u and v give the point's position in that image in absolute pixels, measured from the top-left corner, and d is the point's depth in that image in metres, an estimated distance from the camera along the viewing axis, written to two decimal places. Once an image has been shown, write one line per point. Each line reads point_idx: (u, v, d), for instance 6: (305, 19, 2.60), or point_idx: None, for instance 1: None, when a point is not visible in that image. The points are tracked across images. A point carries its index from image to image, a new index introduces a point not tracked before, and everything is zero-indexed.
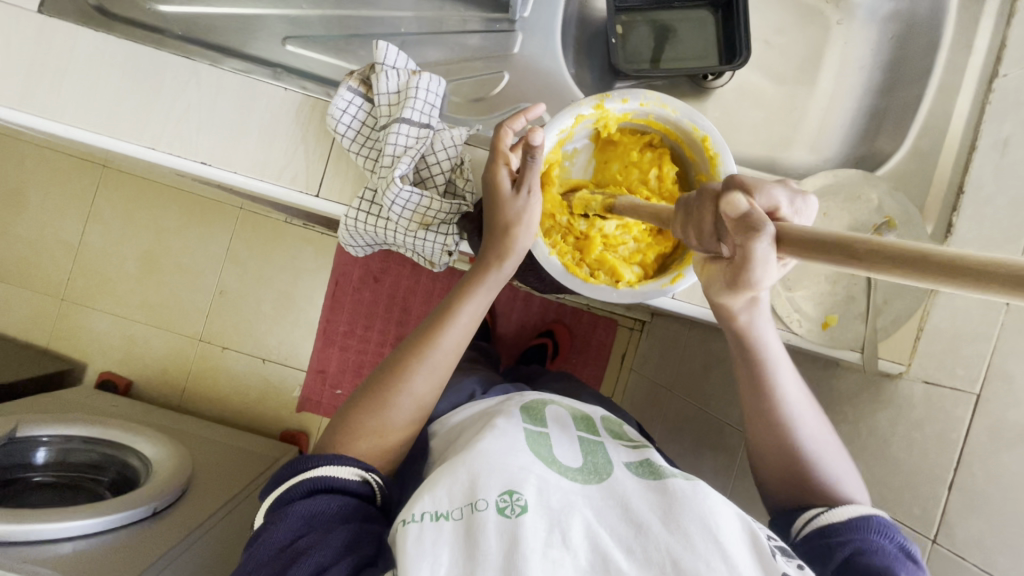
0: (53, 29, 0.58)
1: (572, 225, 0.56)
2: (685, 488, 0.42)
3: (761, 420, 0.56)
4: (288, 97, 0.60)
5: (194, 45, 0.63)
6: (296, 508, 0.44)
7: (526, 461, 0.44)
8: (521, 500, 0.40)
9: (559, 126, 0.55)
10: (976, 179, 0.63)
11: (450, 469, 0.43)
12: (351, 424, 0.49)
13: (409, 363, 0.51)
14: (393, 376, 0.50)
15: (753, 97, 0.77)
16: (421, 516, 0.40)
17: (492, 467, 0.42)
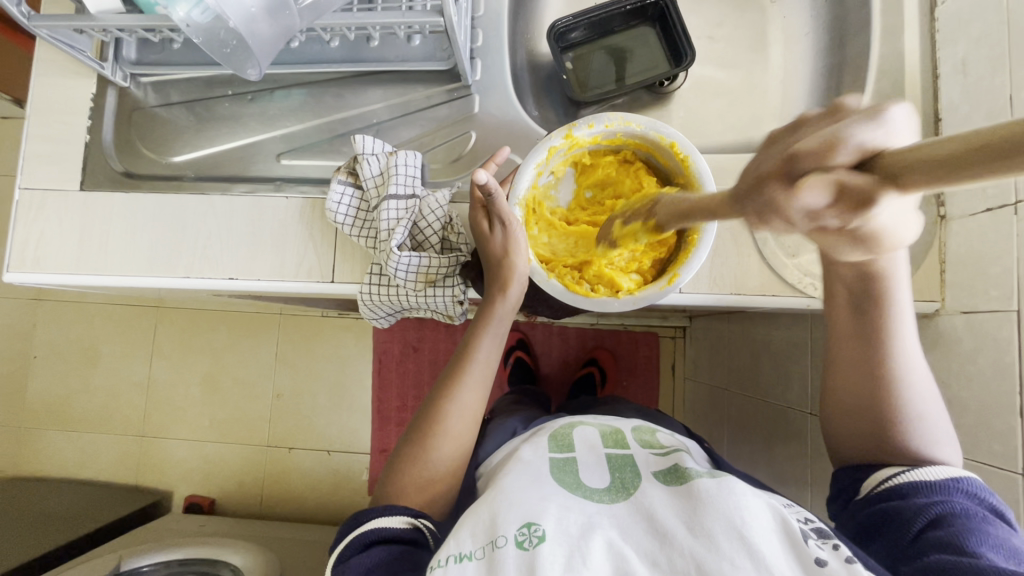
0: (94, 201, 0.69)
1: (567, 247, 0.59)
2: (710, 488, 0.44)
3: (866, 357, 0.53)
4: (291, 203, 0.68)
5: (207, 181, 0.71)
6: (356, 561, 0.47)
7: (547, 491, 0.46)
8: (539, 531, 0.41)
9: (533, 161, 0.57)
10: (948, 104, 0.63)
11: (474, 512, 0.45)
12: (398, 472, 0.53)
13: (441, 405, 0.54)
14: (428, 421, 0.54)
15: (711, 88, 0.81)
16: (445, 560, 0.42)
17: (511, 504, 0.44)
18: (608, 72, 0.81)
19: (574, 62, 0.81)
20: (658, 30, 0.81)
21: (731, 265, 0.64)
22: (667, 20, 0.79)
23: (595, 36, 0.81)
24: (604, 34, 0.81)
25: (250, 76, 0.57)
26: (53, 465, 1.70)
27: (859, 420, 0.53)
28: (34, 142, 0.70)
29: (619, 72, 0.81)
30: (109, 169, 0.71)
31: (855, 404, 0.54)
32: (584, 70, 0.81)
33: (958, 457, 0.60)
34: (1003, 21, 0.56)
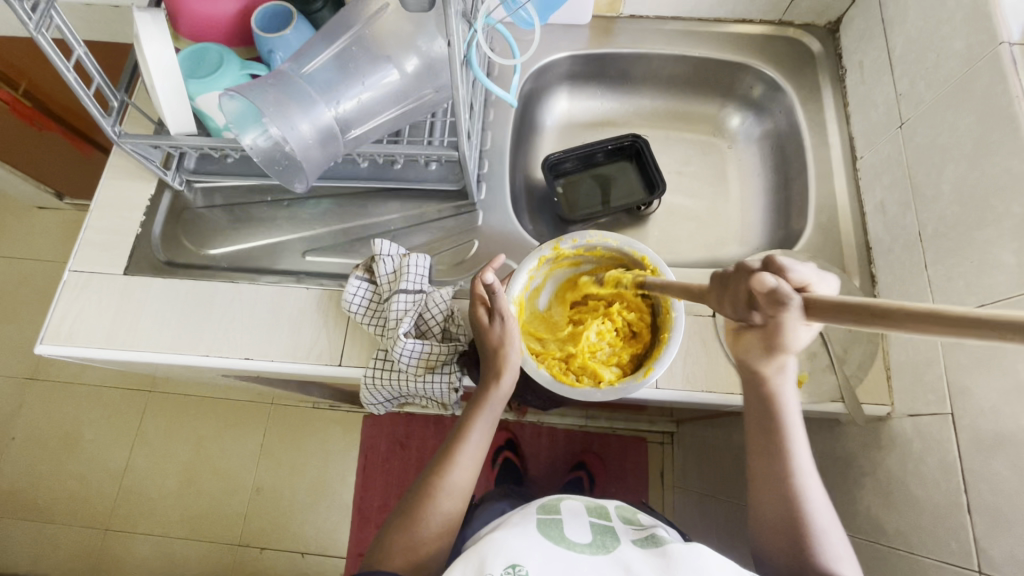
0: (134, 284, 0.78)
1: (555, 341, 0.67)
2: (682, 548, 0.49)
3: (775, 470, 0.61)
4: (310, 294, 0.77)
5: (237, 271, 0.81)
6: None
7: (532, 540, 0.51)
8: (524, 571, 0.47)
9: (525, 268, 0.66)
10: (875, 236, 0.75)
11: (464, 556, 0.50)
12: (386, 543, 0.56)
13: (432, 483, 0.59)
14: (420, 496, 0.58)
15: (681, 214, 0.95)
16: None
17: (499, 547, 0.49)
18: (594, 196, 0.95)
19: (565, 188, 0.96)
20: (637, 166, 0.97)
21: (701, 364, 0.71)
22: (642, 159, 0.95)
23: (583, 168, 0.97)
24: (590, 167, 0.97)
25: (293, 187, 0.69)
26: (4, 559, 1.59)
27: (780, 525, 0.59)
28: (91, 231, 0.80)
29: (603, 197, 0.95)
30: (153, 258, 0.80)
31: (780, 513, 0.59)
32: (573, 196, 0.95)
33: (922, 557, 0.62)
34: (906, 175, 0.70)
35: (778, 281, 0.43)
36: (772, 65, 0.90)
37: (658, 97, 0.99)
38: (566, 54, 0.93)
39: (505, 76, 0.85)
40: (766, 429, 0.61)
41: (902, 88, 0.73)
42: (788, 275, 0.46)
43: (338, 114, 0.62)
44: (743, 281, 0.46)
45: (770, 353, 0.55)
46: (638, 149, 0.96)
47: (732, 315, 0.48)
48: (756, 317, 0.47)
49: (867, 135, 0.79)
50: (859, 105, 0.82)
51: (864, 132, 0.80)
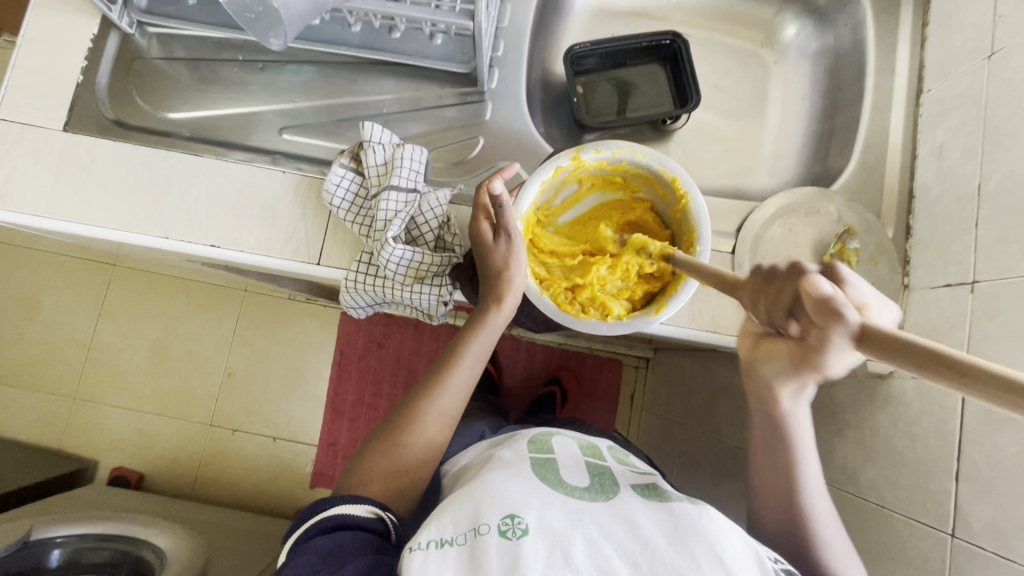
0: (77, 145, 0.66)
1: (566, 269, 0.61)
2: (691, 512, 0.46)
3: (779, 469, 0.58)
4: (286, 179, 0.67)
5: (201, 143, 0.69)
6: (315, 542, 0.48)
7: (529, 488, 0.47)
8: (522, 523, 0.43)
9: (539, 178, 0.59)
10: (923, 184, 0.68)
11: (456, 500, 0.47)
12: (365, 465, 0.54)
13: (418, 408, 0.56)
14: (405, 420, 0.55)
15: (710, 134, 0.85)
16: (427, 544, 0.44)
17: (494, 496, 0.46)
18: (616, 103, 0.84)
19: (585, 87, 0.84)
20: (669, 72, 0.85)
21: (710, 304, 0.66)
22: (678, 63, 0.83)
23: (608, 66, 0.84)
24: (617, 67, 0.85)
25: (268, 46, 0.56)
26: None
27: (776, 489, 0.58)
28: (20, 73, 0.66)
29: (627, 105, 0.84)
30: (99, 115, 0.68)
31: (779, 485, 0.58)
32: (592, 98, 0.84)
33: (894, 512, 0.63)
34: (980, 117, 0.62)
35: (834, 290, 0.39)
36: None
37: None
38: None
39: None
40: (768, 426, 0.58)
41: (1003, 9, 0.62)
42: (847, 289, 0.43)
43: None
44: (788, 286, 0.41)
45: (791, 368, 0.51)
46: (675, 51, 0.83)
47: (764, 319, 0.44)
48: (791, 324, 0.43)
49: (941, 65, 0.69)
50: (941, 26, 0.70)
51: (939, 61, 0.69)
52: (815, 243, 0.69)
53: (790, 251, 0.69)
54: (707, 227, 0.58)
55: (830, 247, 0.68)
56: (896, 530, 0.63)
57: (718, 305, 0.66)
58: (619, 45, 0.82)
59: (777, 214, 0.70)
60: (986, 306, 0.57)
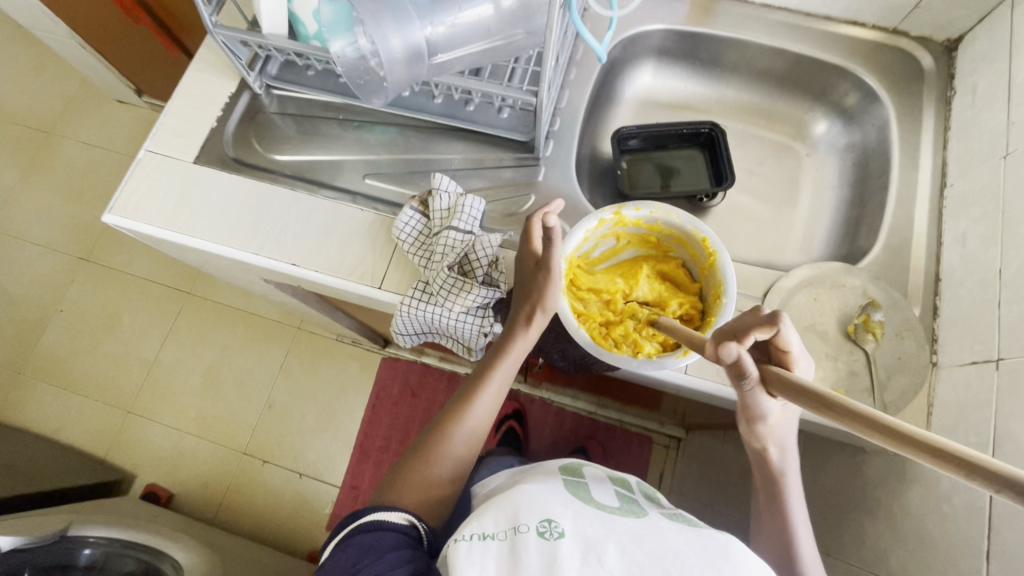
0: (202, 174, 0.80)
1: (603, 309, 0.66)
2: (719, 538, 0.52)
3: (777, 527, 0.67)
4: (363, 215, 0.78)
5: (298, 181, 0.82)
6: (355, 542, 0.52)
7: (566, 503, 0.56)
8: (558, 527, 0.51)
9: (583, 226, 0.66)
10: (948, 268, 0.71)
11: (499, 507, 0.56)
12: (398, 478, 0.59)
13: (450, 428, 0.61)
14: (437, 439, 0.61)
15: (743, 212, 0.92)
16: (469, 536, 0.52)
17: (532, 507, 0.54)
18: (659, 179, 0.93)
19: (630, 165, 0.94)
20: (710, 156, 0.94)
21: None
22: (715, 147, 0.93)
23: (652, 148, 0.95)
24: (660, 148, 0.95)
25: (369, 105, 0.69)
26: (34, 418, 1.71)
27: (772, 540, 0.67)
28: (171, 117, 0.83)
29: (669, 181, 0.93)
30: (222, 153, 0.82)
31: (776, 535, 0.67)
32: (636, 173, 0.93)
33: None
34: (999, 208, 0.66)
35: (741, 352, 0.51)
36: (875, 74, 0.86)
37: (744, 90, 0.95)
38: (661, 26, 0.90)
39: (596, 35, 0.83)
40: (768, 486, 0.68)
41: (1016, 117, 0.68)
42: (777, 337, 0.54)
43: (431, 35, 0.61)
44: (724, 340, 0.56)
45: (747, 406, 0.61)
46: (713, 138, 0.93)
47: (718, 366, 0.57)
48: None
49: (963, 162, 0.75)
50: (961, 130, 0.77)
51: (960, 159, 0.75)
52: (840, 314, 0.72)
53: (816, 320, 0.72)
54: (733, 283, 0.63)
55: (855, 319, 0.71)
56: None
57: None
58: (663, 131, 0.92)
59: (803, 284, 0.74)
60: (1011, 382, 0.58)
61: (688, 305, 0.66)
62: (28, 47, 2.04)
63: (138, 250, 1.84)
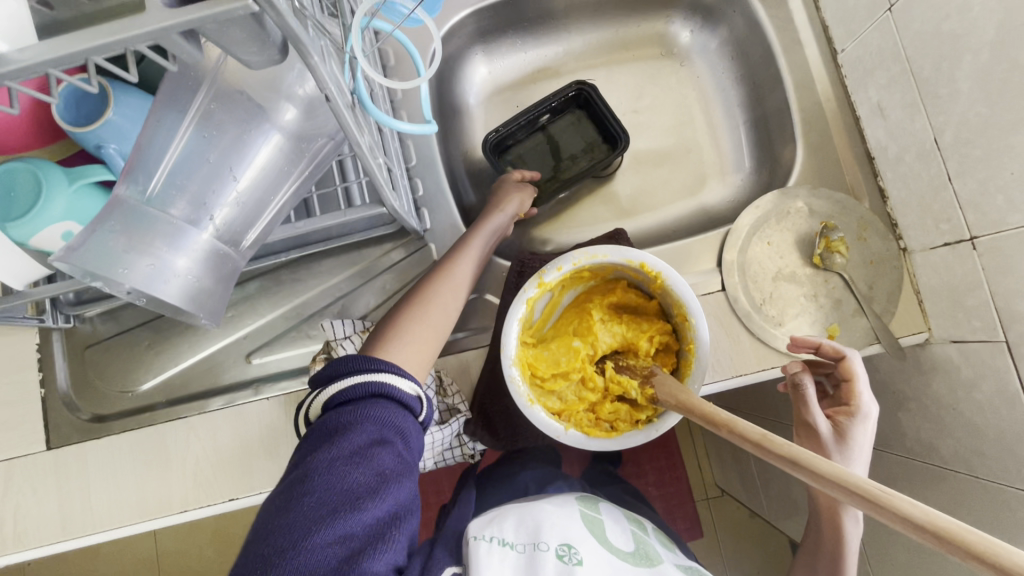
0: (64, 457, 0.64)
1: (580, 390, 0.57)
2: None
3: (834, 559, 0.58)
4: (272, 404, 0.65)
5: (181, 403, 0.68)
6: (366, 410, 0.48)
7: (580, 531, 0.61)
8: (576, 555, 0.56)
9: (515, 319, 0.56)
10: (877, 145, 0.65)
11: (517, 517, 0.62)
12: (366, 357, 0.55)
13: (423, 297, 0.59)
14: (418, 303, 0.58)
15: (651, 163, 0.82)
16: (490, 539, 0.58)
17: (553, 528, 0.60)
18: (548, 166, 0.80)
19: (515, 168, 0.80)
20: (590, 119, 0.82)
21: (724, 350, 0.64)
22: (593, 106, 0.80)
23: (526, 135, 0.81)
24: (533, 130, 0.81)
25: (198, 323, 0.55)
26: None
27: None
28: None
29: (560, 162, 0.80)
30: (76, 420, 0.67)
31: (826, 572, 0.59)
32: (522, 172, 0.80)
33: (990, 481, 0.58)
34: (905, 70, 0.59)
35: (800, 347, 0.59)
36: None
37: (589, 30, 0.82)
38: (468, 10, 0.74)
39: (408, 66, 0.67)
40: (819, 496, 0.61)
41: None
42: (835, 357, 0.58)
43: (219, 230, 0.47)
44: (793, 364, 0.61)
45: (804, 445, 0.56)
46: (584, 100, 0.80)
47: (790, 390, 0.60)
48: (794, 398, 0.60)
49: (845, 22, 0.66)
50: None
51: (840, 19, 0.67)
52: (798, 246, 0.67)
53: (778, 264, 0.66)
54: (692, 296, 0.56)
55: (816, 245, 0.66)
56: (1002, 500, 0.57)
57: (733, 348, 0.64)
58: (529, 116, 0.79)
59: (750, 232, 0.67)
60: (995, 260, 0.54)
61: (658, 335, 0.58)
62: None
63: None
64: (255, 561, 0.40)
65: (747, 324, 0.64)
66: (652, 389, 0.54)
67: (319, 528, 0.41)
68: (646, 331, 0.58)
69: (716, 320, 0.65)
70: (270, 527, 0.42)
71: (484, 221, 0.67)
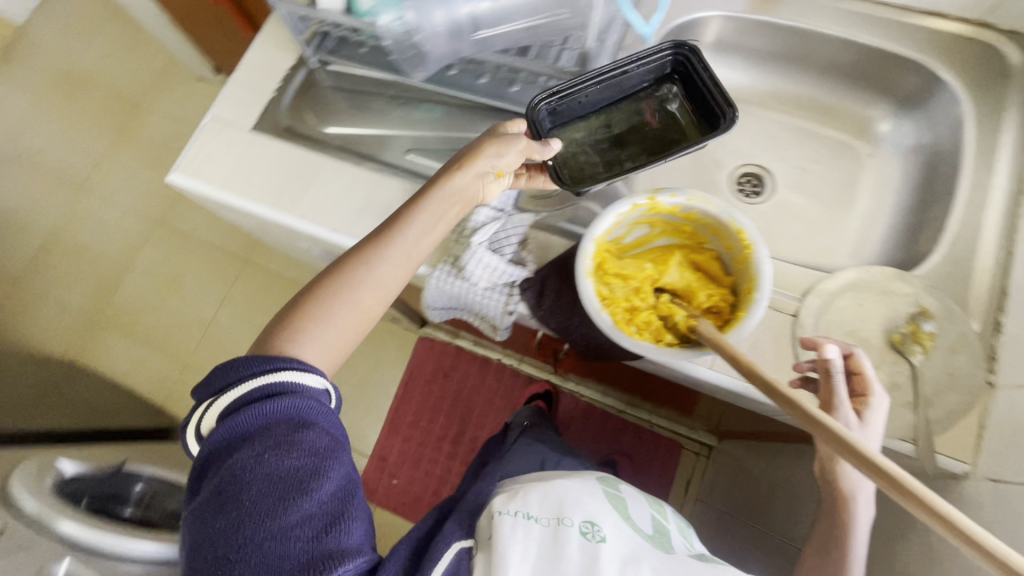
0: (259, 141, 0.85)
1: (630, 296, 0.64)
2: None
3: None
4: (403, 188, 0.80)
5: (346, 152, 0.85)
6: (275, 406, 0.55)
7: (603, 510, 0.73)
8: (599, 530, 0.67)
9: (616, 210, 0.64)
10: (1016, 281, 0.65)
11: (544, 497, 0.73)
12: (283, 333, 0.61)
13: (340, 299, 0.63)
14: (327, 305, 0.62)
15: (793, 212, 0.88)
16: (515, 513, 0.69)
17: (577, 507, 0.71)
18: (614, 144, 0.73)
19: (559, 131, 0.74)
20: (660, 103, 0.75)
21: (766, 359, 0.67)
22: (693, 77, 0.71)
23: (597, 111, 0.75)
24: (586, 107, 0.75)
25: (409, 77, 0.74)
26: (105, 363, 1.90)
27: None
28: (236, 85, 0.88)
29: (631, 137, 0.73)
30: (278, 122, 0.87)
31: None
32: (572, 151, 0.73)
33: None
34: None
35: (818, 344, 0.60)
36: (952, 70, 0.79)
37: (805, 84, 0.90)
38: (720, 13, 0.84)
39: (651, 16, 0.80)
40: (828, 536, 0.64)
41: None
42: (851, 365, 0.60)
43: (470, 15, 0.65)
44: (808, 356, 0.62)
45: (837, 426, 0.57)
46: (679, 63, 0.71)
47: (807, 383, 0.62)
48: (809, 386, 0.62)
49: None
50: None
51: None
52: (887, 322, 0.68)
53: (858, 325, 0.68)
54: (768, 277, 0.60)
55: (903, 328, 0.67)
56: None
57: (775, 362, 0.67)
58: (598, 90, 0.71)
59: (849, 288, 0.70)
60: None
61: (717, 297, 0.64)
62: (127, 26, 2.28)
63: (206, 221, 2.02)
64: (216, 560, 0.53)
65: (799, 352, 0.67)
66: (693, 323, 0.60)
67: (277, 515, 0.52)
68: (710, 288, 0.64)
69: (773, 332, 0.68)
70: (220, 532, 0.53)
71: (428, 195, 0.66)
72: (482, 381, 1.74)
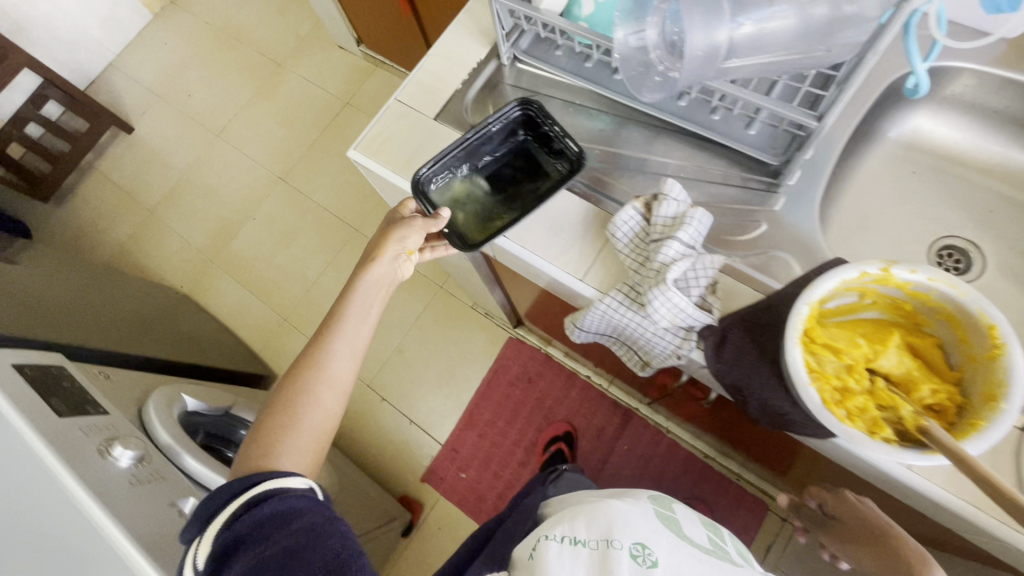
0: (439, 132, 0.84)
1: (840, 373, 0.58)
2: None
3: None
4: (580, 204, 0.77)
5: (522, 157, 0.83)
6: (273, 508, 0.63)
7: (656, 528, 0.71)
8: (650, 555, 0.66)
9: (840, 276, 0.58)
10: None
11: (592, 517, 0.72)
12: (275, 446, 0.69)
13: (303, 403, 0.71)
14: (298, 402, 0.71)
15: (1005, 301, 0.77)
16: (560, 539, 0.70)
17: (628, 527, 0.70)
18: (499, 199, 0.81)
19: (447, 197, 0.82)
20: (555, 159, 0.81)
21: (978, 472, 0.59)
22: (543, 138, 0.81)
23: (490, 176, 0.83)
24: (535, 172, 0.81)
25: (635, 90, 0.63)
26: (214, 302, 2.02)
27: None
28: (424, 72, 0.88)
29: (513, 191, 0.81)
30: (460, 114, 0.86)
31: None
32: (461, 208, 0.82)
33: None
34: None
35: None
36: None
37: None
38: (968, 66, 0.76)
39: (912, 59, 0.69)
40: None
41: None
42: None
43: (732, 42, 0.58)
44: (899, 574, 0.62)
45: None
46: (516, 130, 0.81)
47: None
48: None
49: None
50: None
51: None
52: None
53: None
54: None
55: None
56: None
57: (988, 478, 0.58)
58: (458, 158, 0.80)
59: None
60: None
61: (944, 395, 0.56)
62: None
63: (324, 185, 2.10)
64: None
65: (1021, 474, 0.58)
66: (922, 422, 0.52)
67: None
68: (935, 384, 0.57)
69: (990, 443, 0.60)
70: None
71: (368, 272, 0.78)
72: (565, 394, 1.71)
